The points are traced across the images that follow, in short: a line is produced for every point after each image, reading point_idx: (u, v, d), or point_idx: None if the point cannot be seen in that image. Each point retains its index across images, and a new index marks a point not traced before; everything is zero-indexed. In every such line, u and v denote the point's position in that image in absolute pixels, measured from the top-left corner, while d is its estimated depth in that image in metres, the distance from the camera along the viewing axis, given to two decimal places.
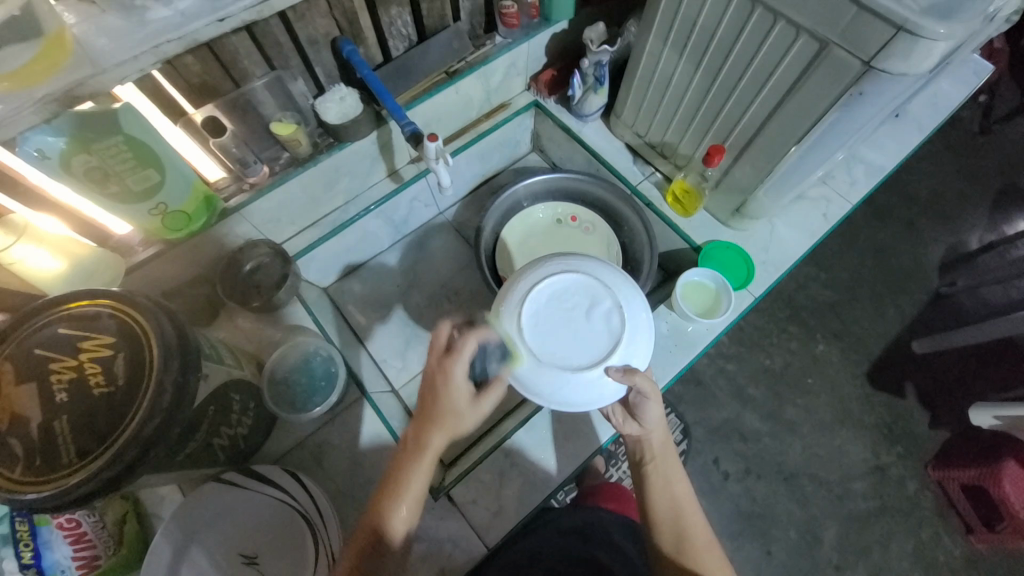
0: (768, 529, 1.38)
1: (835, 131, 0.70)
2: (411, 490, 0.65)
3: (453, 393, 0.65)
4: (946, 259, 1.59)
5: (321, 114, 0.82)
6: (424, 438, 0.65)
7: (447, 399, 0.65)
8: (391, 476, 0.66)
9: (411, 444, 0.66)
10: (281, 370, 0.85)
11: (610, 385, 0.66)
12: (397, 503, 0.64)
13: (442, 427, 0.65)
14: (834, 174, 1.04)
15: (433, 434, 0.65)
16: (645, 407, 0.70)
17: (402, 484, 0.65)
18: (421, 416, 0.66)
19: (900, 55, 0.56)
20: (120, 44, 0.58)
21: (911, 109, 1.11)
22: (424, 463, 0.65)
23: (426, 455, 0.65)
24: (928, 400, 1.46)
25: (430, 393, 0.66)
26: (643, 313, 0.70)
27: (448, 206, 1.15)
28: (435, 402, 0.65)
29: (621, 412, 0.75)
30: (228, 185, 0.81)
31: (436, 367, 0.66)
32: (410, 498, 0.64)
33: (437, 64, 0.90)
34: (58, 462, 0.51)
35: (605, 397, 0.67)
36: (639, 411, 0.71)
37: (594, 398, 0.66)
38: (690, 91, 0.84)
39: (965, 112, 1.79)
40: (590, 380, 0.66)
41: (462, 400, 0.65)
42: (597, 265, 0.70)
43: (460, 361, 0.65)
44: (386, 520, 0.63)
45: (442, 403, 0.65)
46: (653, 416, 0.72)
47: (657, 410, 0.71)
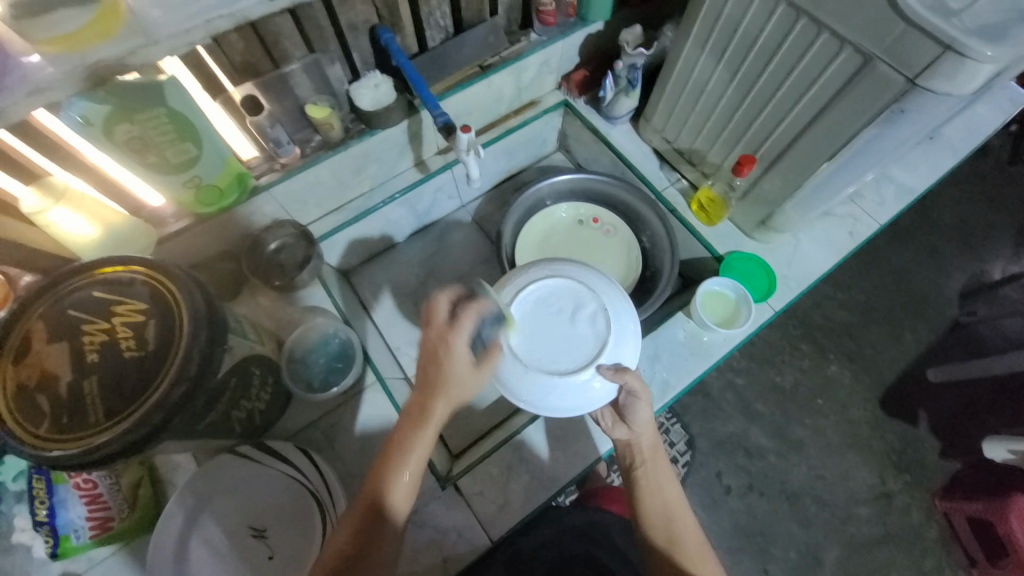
0: (767, 547, 1.36)
1: (871, 147, 0.69)
2: (413, 461, 0.62)
3: (456, 364, 0.62)
4: (967, 288, 1.57)
5: (356, 99, 0.83)
6: (425, 407, 0.62)
7: (450, 369, 0.62)
8: (391, 446, 0.63)
9: (410, 415, 0.63)
10: (299, 350, 0.87)
11: (598, 388, 0.70)
12: (399, 474, 0.61)
13: (444, 395, 0.62)
14: (863, 192, 1.03)
15: (436, 405, 0.62)
16: (634, 408, 0.72)
17: (404, 454, 0.62)
18: (420, 386, 0.63)
19: (944, 75, 0.55)
20: (172, 15, 0.59)
21: (945, 132, 1.10)
22: (426, 431, 0.63)
23: (428, 426, 0.63)
24: (940, 429, 1.44)
25: (431, 362, 0.63)
26: (630, 317, 0.74)
27: (470, 200, 1.16)
28: (437, 371, 0.62)
29: (612, 416, 0.78)
30: (260, 164, 0.83)
31: (436, 337, 0.63)
32: (412, 466, 0.62)
33: (472, 57, 0.92)
34: (85, 421, 0.52)
35: (596, 399, 0.71)
36: (629, 413, 0.73)
37: (583, 401, 0.70)
38: (724, 99, 0.84)
39: (997, 141, 1.76)
40: (576, 383, 0.70)
41: (467, 370, 0.63)
42: (583, 272, 0.75)
43: (461, 333, 0.63)
44: (389, 488, 0.61)
45: (444, 372, 0.62)
46: (642, 417, 0.73)
47: (647, 412, 0.72)
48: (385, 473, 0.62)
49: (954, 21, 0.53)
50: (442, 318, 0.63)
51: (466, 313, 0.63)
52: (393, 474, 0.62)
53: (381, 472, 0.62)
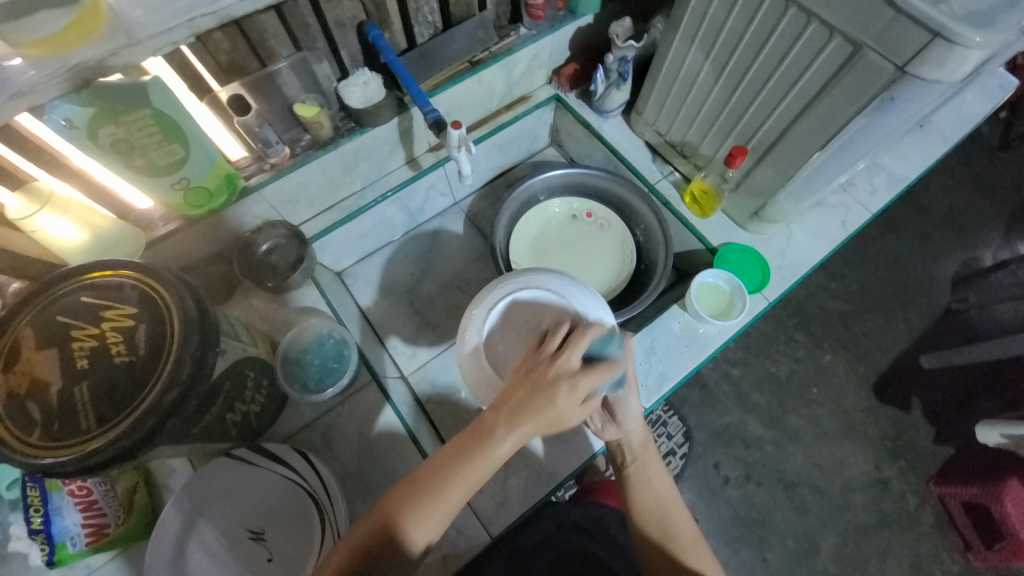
0: (765, 536, 1.38)
1: (861, 137, 0.69)
2: (457, 492, 0.54)
3: (563, 400, 0.56)
4: (959, 274, 1.58)
5: (345, 97, 0.82)
6: (508, 435, 0.55)
7: (554, 403, 0.56)
8: (428, 472, 0.54)
9: (476, 437, 0.55)
10: (294, 350, 0.86)
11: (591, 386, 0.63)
12: (437, 507, 0.53)
13: (530, 428, 0.55)
14: (854, 181, 1.03)
15: (519, 434, 0.54)
16: (626, 402, 0.74)
17: (448, 484, 0.53)
18: (510, 407, 0.56)
19: (936, 62, 0.55)
20: (153, 16, 0.58)
21: (934, 120, 1.10)
22: (485, 465, 0.54)
23: (494, 457, 0.54)
24: (934, 415, 1.45)
25: (542, 390, 0.56)
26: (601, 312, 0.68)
27: (463, 197, 1.15)
28: (539, 400, 0.56)
29: (601, 418, 0.76)
30: (250, 164, 0.82)
31: (563, 369, 0.58)
32: (444, 504, 0.53)
33: (461, 53, 0.91)
34: (77, 428, 0.51)
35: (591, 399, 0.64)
36: (621, 408, 0.74)
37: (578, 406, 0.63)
38: (715, 91, 0.84)
39: (986, 127, 1.77)
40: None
41: (566, 410, 0.57)
42: (554, 278, 0.69)
43: (589, 380, 0.57)
44: (410, 526, 0.52)
45: (547, 404, 0.56)
46: (633, 411, 0.75)
47: (637, 406, 0.75)
48: (409, 506, 0.53)
49: (941, 8, 0.53)
50: (572, 355, 0.58)
51: (601, 370, 0.59)
52: (416, 513, 0.52)
53: (410, 505, 0.53)
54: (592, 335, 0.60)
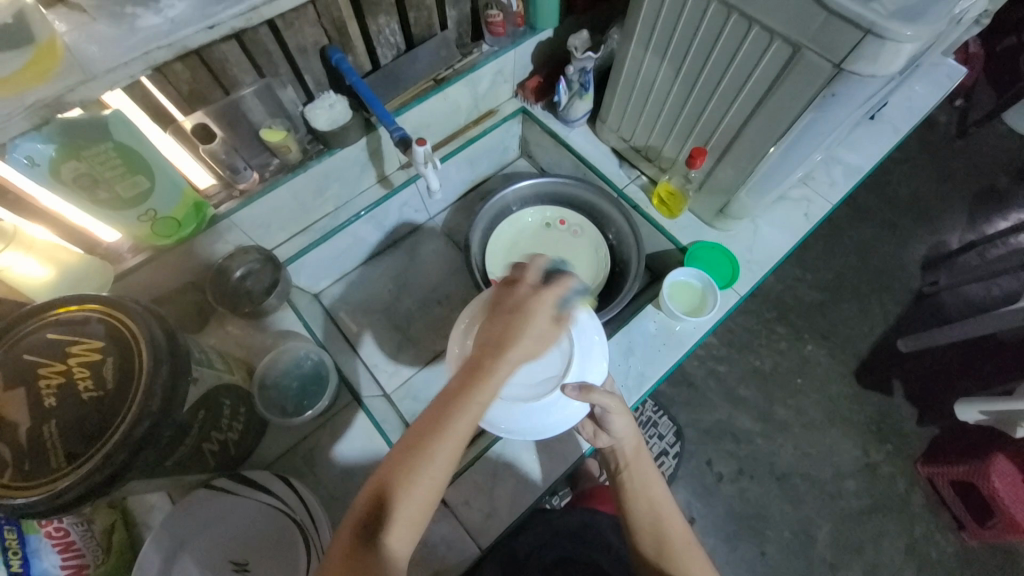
0: (762, 529, 1.38)
1: (811, 131, 0.72)
2: (462, 430, 0.53)
3: (536, 315, 0.60)
4: (928, 258, 1.63)
5: (311, 120, 0.83)
6: (498, 360, 0.56)
7: (529, 321, 0.59)
8: (427, 421, 0.53)
9: (470, 371, 0.56)
10: (271, 376, 0.85)
11: (572, 405, 0.71)
12: (444, 448, 0.52)
13: (517, 347, 0.58)
14: (814, 174, 1.07)
15: (508, 357, 0.56)
16: (609, 419, 0.75)
17: (451, 418, 0.53)
18: (492, 338, 0.59)
19: (869, 58, 0.58)
20: (110, 51, 0.59)
21: (887, 111, 1.15)
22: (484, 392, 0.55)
23: (490, 385, 0.55)
24: (915, 397, 1.49)
25: (514, 313, 0.60)
26: (591, 327, 0.74)
27: (438, 212, 1.16)
28: (515, 321, 0.59)
29: (592, 426, 0.81)
30: (218, 192, 0.82)
31: (525, 292, 0.62)
32: (450, 442, 0.52)
33: (425, 72, 0.93)
34: (46, 467, 0.50)
35: (573, 416, 0.72)
36: (606, 423, 0.76)
37: (561, 420, 0.71)
38: (672, 97, 0.87)
39: (943, 116, 1.84)
40: (551, 405, 0.70)
41: (543, 325, 0.60)
42: None
43: (551, 292, 0.62)
44: (419, 477, 0.50)
45: (524, 321, 0.59)
46: (620, 426, 0.75)
47: (625, 418, 0.75)
48: (417, 456, 0.51)
49: (872, 6, 0.56)
50: (528, 280, 0.63)
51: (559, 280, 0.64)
52: (424, 463, 0.51)
53: (414, 456, 0.51)
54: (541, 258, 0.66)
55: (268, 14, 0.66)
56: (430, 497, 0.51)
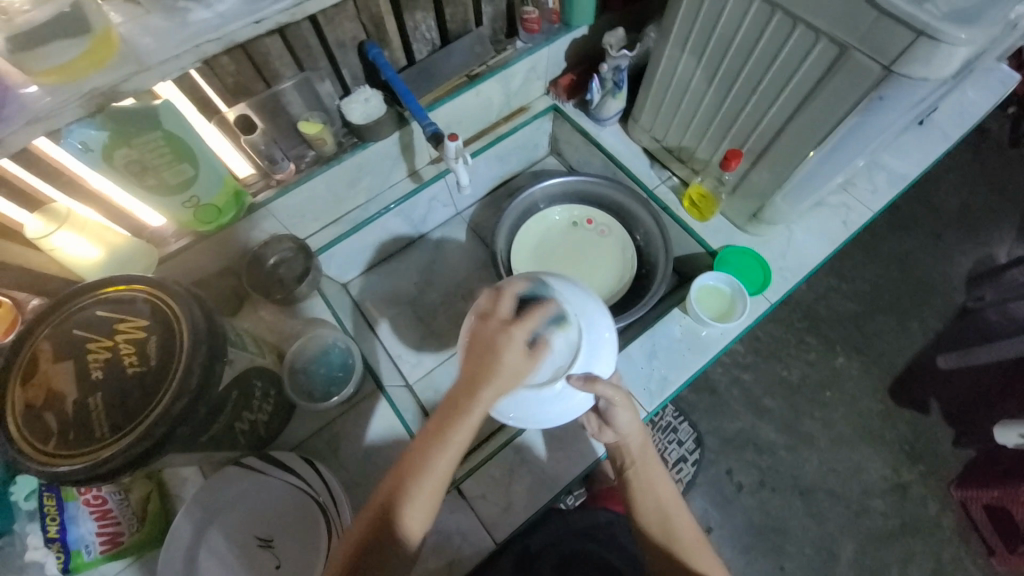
0: (782, 544, 1.35)
1: (855, 135, 0.70)
2: (451, 454, 0.59)
3: (509, 352, 0.59)
4: (973, 273, 1.55)
5: (347, 113, 0.85)
6: (474, 393, 0.58)
7: (501, 357, 0.59)
8: (425, 441, 0.59)
9: (445, 412, 0.59)
10: (300, 362, 0.88)
11: (577, 398, 0.66)
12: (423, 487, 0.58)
13: (491, 384, 0.58)
14: (855, 181, 1.03)
15: (482, 395, 0.58)
16: (615, 413, 0.71)
17: (434, 458, 0.58)
18: (465, 377, 0.59)
19: (921, 60, 0.56)
20: (163, 43, 0.61)
21: (935, 117, 1.10)
22: (463, 429, 0.58)
23: (466, 426, 0.58)
24: (953, 417, 1.42)
25: (485, 350, 0.59)
26: (603, 319, 0.69)
27: (466, 207, 1.17)
28: (488, 359, 0.59)
29: (597, 421, 0.77)
30: (257, 181, 0.85)
31: (499, 323, 0.61)
32: (433, 479, 0.58)
33: (459, 68, 0.94)
34: (91, 436, 0.53)
35: (575, 408, 0.68)
36: (610, 416, 0.72)
37: (563, 412, 0.67)
38: (708, 97, 0.85)
39: (996, 124, 1.75)
40: (555, 397, 0.65)
41: (518, 362, 0.60)
42: (557, 279, 0.68)
43: (524, 326, 0.60)
44: (422, 489, 0.58)
45: (496, 360, 0.59)
46: (625, 420, 0.72)
47: (628, 413, 0.72)
48: (415, 477, 0.58)
49: (925, 6, 0.54)
50: (501, 311, 0.62)
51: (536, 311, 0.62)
52: (420, 482, 0.58)
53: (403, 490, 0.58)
54: (516, 285, 0.63)
55: (311, 10, 0.68)
56: (429, 509, 0.59)
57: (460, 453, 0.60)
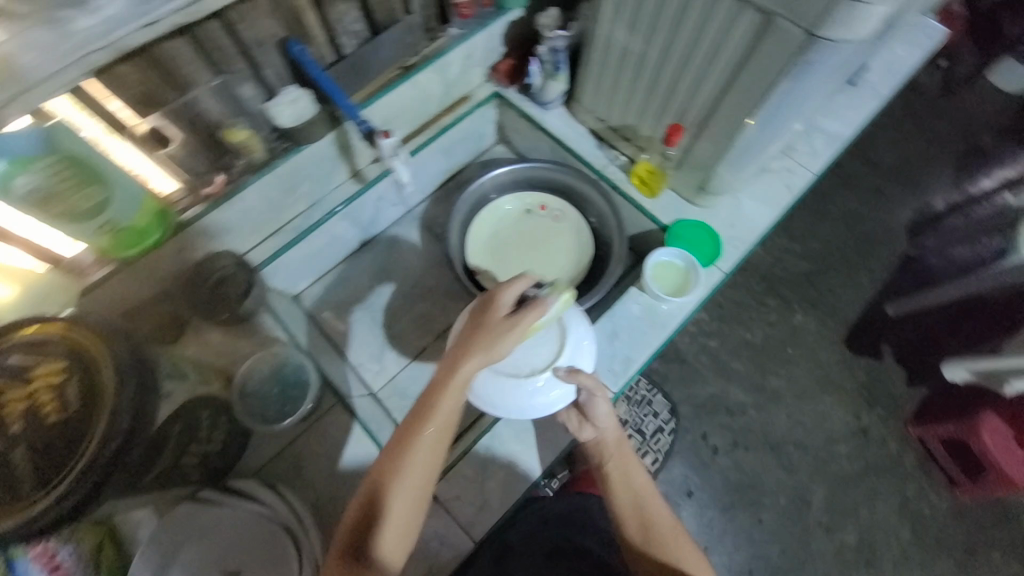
0: (758, 498, 1.41)
1: (788, 100, 0.71)
2: (442, 407, 0.66)
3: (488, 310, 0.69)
4: (914, 222, 1.63)
5: (275, 117, 0.81)
6: (438, 400, 0.66)
7: (482, 317, 0.69)
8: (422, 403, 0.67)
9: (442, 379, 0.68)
10: (251, 383, 0.83)
11: (560, 389, 0.75)
12: (416, 441, 0.64)
13: (472, 340, 0.67)
14: (794, 145, 1.05)
15: (465, 342, 0.68)
16: (594, 403, 0.77)
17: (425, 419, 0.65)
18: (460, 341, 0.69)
19: (842, 23, 0.57)
20: (47, 58, 0.55)
21: (867, 76, 1.13)
22: (453, 380, 0.66)
23: (454, 385, 0.66)
24: (904, 359, 1.50)
25: (478, 315, 0.70)
26: (583, 327, 0.78)
27: (416, 203, 1.12)
28: (477, 320, 0.69)
29: (577, 417, 0.81)
30: (183, 198, 0.79)
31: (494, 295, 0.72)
32: (423, 433, 0.65)
33: (392, 60, 0.91)
34: (16, 494, 0.50)
35: (559, 401, 0.76)
36: (590, 409, 0.78)
37: (548, 403, 0.75)
38: (647, 73, 0.84)
39: (927, 77, 1.82)
40: (542, 388, 0.74)
41: (498, 314, 0.69)
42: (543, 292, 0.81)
43: (507, 288, 0.70)
44: (411, 445, 0.64)
45: (480, 317, 0.69)
46: (603, 411, 0.78)
47: (607, 407, 0.78)
48: (401, 466, 0.63)
49: None
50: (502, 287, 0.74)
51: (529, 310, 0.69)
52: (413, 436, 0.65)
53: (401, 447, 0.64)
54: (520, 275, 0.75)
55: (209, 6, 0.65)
56: (411, 510, 0.64)
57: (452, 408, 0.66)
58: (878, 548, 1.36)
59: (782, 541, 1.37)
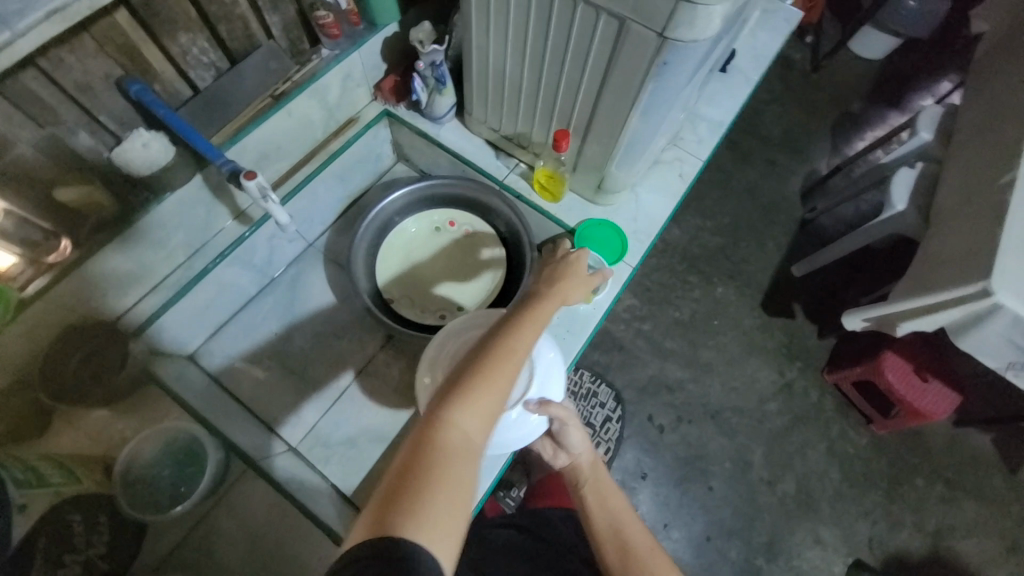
0: (706, 467, 1.47)
1: (660, 96, 0.72)
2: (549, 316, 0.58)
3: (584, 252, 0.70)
4: (805, 187, 1.77)
5: (126, 165, 0.73)
6: (533, 314, 0.57)
7: (579, 257, 0.69)
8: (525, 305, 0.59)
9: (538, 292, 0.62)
10: (137, 467, 0.81)
11: (533, 418, 0.77)
12: (530, 337, 0.54)
13: (575, 275, 0.66)
14: (682, 135, 1.10)
15: (570, 275, 0.66)
16: (566, 432, 0.80)
17: (536, 317, 0.57)
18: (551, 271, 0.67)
19: (686, 24, 0.59)
20: None
21: (737, 64, 1.20)
22: (560, 298, 0.62)
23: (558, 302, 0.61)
24: (813, 314, 1.62)
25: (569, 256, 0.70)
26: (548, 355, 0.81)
27: (316, 237, 1.06)
28: (572, 258, 0.69)
29: (551, 445, 0.84)
30: (24, 271, 0.68)
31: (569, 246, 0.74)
32: (535, 332, 0.55)
33: (259, 89, 0.84)
34: None
35: (533, 430, 0.78)
36: (564, 437, 0.81)
37: (523, 433, 0.77)
38: (525, 80, 0.83)
39: (798, 54, 1.98)
40: (513, 422, 0.76)
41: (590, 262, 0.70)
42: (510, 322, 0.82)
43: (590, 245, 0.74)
44: (524, 334, 0.54)
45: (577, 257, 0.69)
46: (576, 439, 0.81)
47: (580, 432, 0.81)
48: (510, 347, 0.52)
49: None
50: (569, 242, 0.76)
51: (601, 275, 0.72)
52: (527, 330, 0.55)
53: (508, 335, 0.53)
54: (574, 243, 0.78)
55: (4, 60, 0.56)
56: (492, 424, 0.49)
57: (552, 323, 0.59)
58: (815, 493, 1.47)
59: (733, 504, 1.44)
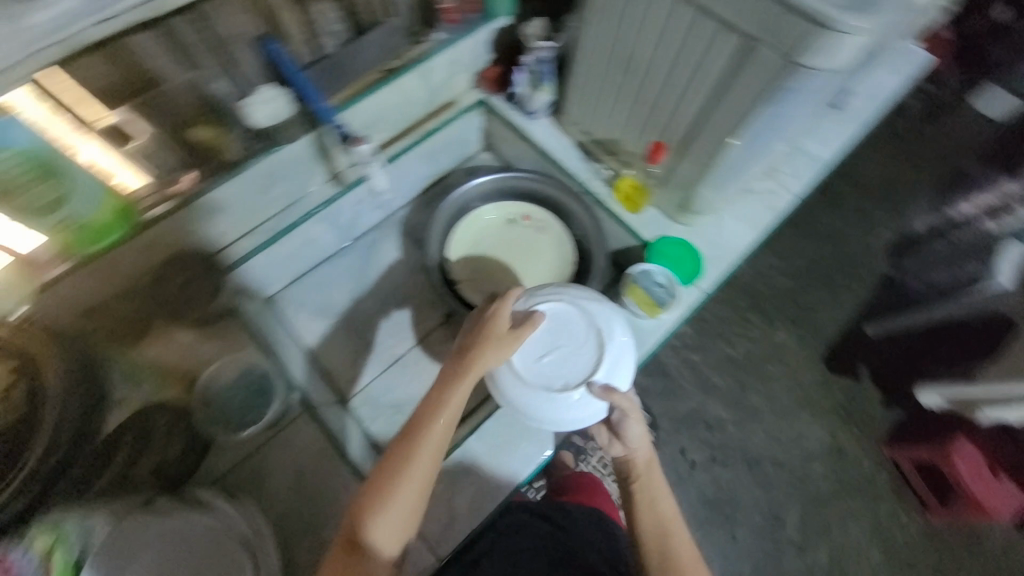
0: (733, 514, 1.41)
1: (772, 122, 0.71)
2: (450, 410, 0.66)
3: (499, 318, 0.72)
4: (898, 241, 1.62)
5: (251, 116, 0.79)
6: (432, 414, 0.65)
7: (494, 324, 0.71)
8: (425, 404, 0.67)
9: (445, 379, 0.68)
10: (214, 388, 0.88)
11: (594, 404, 0.74)
12: (426, 447, 0.63)
13: (485, 346, 0.70)
14: (778, 167, 1.05)
15: (479, 350, 0.69)
16: (625, 423, 0.75)
17: (432, 422, 0.65)
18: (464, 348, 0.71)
19: (823, 52, 0.58)
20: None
21: (852, 103, 1.13)
22: (465, 380, 0.67)
23: (461, 390, 0.67)
24: (882, 381, 1.49)
25: (483, 324, 0.72)
26: (620, 341, 0.77)
27: (398, 207, 1.10)
28: (484, 327, 0.72)
29: (607, 434, 0.79)
30: (149, 195, 0.77)
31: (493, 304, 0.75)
32: (434, 437, 0.64)
33: (374, 63, 0.89)
34: None
35: (591, 417, 0.75)
36: (622, 428, 0.76)
37: (582, 417, 0.75)
38: (630, 89, 0.83)
39: (913, 100, 1.81)
40: (575, 403, 0.74)
41: (505, 326, 0.72)
42: (581, 296, 0.78)
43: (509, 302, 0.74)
44: (420, 446, 0.63)
45: (490, 325, 0.71)
46: (636, 433, 0.76)
47: (640, 425, 0.76)
48: (408, 463, 0.63)
49: None
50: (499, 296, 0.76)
51: (525, 326, 0.73)
52: (423, 438, 0.64)
53: (404, 451, 0.63)
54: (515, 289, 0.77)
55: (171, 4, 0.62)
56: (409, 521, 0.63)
57: (456, 413, 0.66)
58: (848, 568, 1.37)
59: (754, 558, 1.38)
